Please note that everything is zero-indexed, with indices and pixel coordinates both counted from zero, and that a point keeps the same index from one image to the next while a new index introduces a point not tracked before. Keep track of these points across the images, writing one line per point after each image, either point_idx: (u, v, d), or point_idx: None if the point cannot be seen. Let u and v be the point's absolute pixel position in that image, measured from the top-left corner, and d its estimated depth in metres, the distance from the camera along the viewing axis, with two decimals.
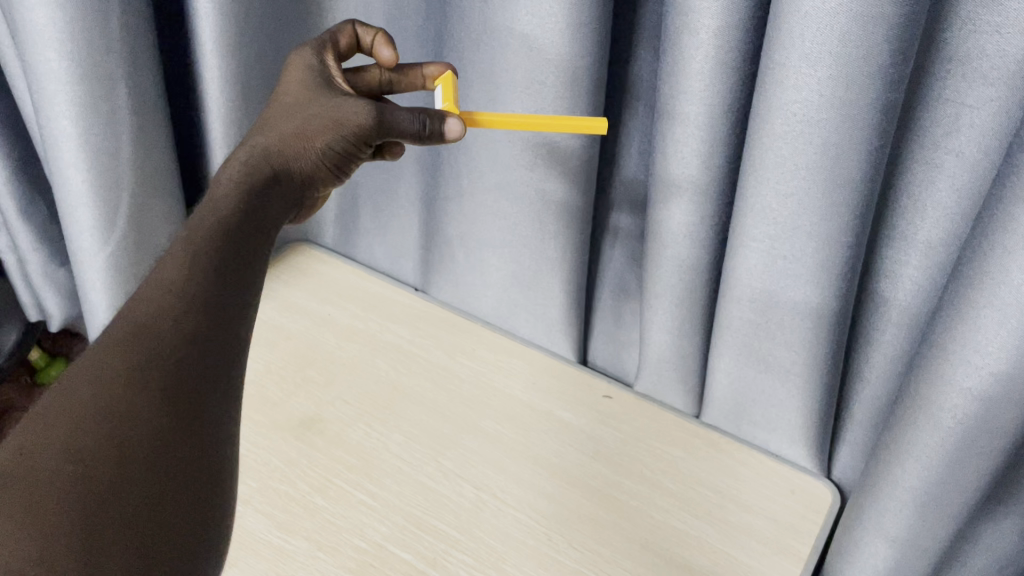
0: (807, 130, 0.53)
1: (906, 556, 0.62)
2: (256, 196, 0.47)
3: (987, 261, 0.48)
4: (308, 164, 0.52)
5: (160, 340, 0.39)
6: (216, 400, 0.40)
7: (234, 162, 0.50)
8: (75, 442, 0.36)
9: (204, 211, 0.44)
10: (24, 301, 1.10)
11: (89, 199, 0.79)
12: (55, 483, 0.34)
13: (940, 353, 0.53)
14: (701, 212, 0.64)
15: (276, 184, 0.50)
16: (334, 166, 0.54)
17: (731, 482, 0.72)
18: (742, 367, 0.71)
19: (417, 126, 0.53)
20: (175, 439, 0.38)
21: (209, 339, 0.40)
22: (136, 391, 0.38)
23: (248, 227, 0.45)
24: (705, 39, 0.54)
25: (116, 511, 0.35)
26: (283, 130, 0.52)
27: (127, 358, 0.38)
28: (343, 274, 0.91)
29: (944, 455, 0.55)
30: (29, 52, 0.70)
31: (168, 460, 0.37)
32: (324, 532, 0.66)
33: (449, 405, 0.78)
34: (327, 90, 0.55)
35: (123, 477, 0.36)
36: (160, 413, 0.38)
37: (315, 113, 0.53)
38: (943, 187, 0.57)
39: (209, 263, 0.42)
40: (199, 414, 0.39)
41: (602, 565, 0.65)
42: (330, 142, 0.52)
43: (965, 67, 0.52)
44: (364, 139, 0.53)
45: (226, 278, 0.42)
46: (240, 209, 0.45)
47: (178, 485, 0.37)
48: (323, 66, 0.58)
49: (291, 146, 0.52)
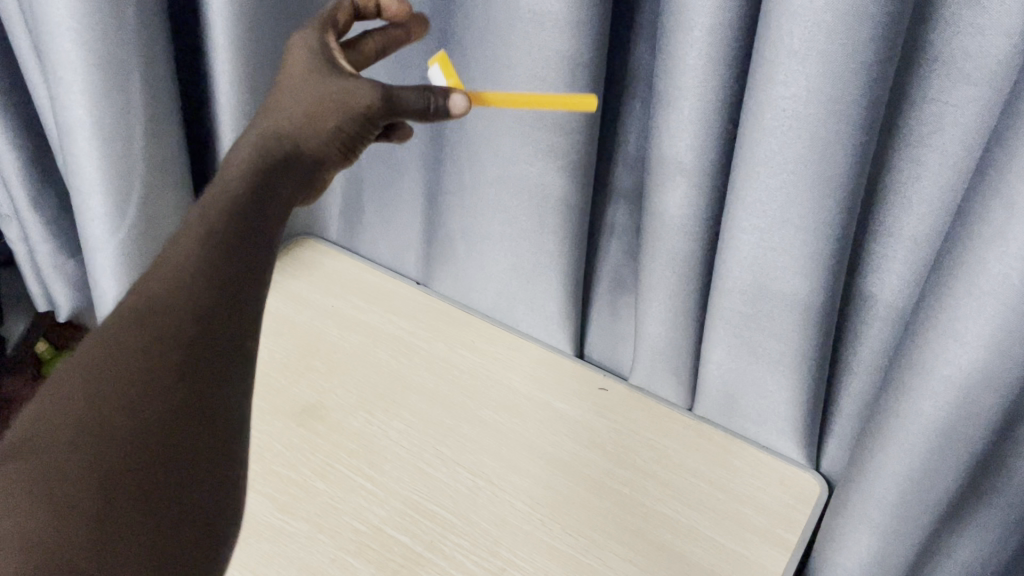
0: (795, 125, 0.55)
1: (890, 544, 0.64)
2: (268, 178, 0.49)
3: (964, 253, 0.50)
4: (316, 146, 0.53)
5: (173, 318, 0.40)
6: (229, 373, 0.41)
7: (246, 146, 0.51)
8: (95, 412, 0.38)
9: (216, 193, 0.46)
10: (33, 290, 1.12)
11: (101, 186, 0.81)
12: (68, 452, 0.36)
13: (921, 343, 0.54)
14: (694, 205, 0.66)
15: (288, 166, 0.51)
16: (346, 147, 0.55)
17: (721, 472, 0.73)
18: (734, 360, 0.72)
19: (423, 105, 0.55)
20: (189, 411, 0.39)
21: (219, 315, 0.41)
22: (150, 362, 0.39)
23: (257, 209, 0.46)
24: (699, 36, 0.56)
25: (132, 478, 0.37)
26: (294, 111, 0.53)
27: (147, 334, 0.40)
28: (345, 267, 0.94)
29: (926, 442, 0.57)
30: (47, 41, 0.73)
31: (183, 428, 0.39)
32: (324, 515, 0.68)
33: (447, 395, 0.79)
34: (330, 67, 0.55)
35: (137, 443, 0.37)
36: (175, 387, 0.39)
37: (324, 92, 0.54)
38: (927, 183, 0.58)
39: (218, 242, 0.43)
40: (216, 387, 0.40)
41: (594, 550, 0.67)
42: (340, 122, 0.54)
43: (951, 68, 0.53)
44: (374, 120, 0.55)
45: (232, 260, 0.43)
46: (250, 192, 0.47)
47: (188, 455, 0.38)
48: (325, 45, 0.57)
49: (302, 127, 0.53)
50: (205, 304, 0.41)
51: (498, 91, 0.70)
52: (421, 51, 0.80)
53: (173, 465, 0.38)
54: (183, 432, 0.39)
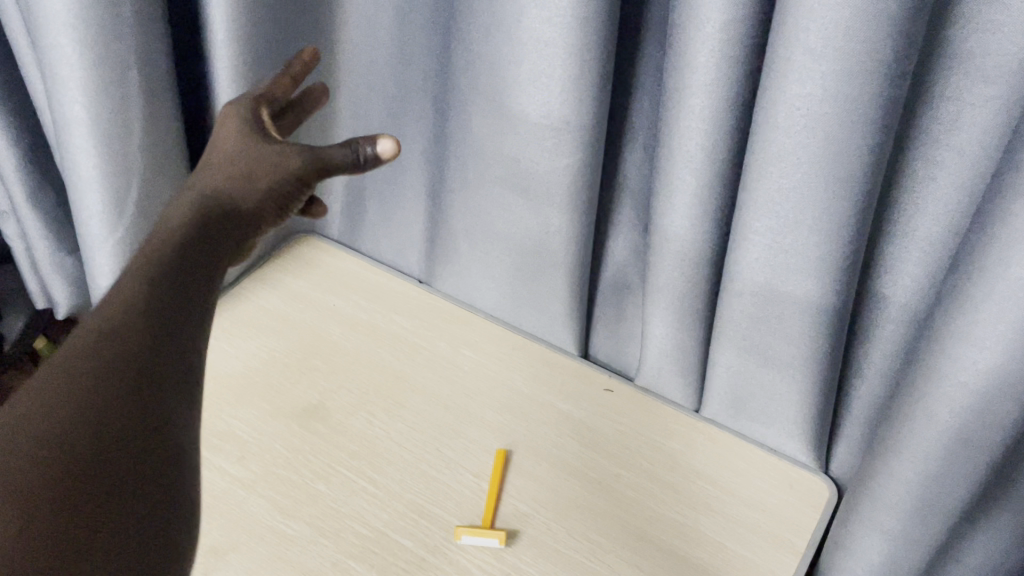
0: (809, 125, 0.53)
1: (901, 550, 0.63)
2: (203, 230, 0.46)
3: (984, 257, 0.49)
4: (250, 204, 0.51)
5: (121, 338, 0.38)
6: (178, 399, 0.38)
7: (180, 205, 0.49)
8: (33, 439, 0.33)
9: (152, 241, 0.44)
10: (32, 287, 1.11)
11: (99, 183, 0.80)
12: (30, 457, 0.33)
13: (937, 348, 0.53)
14: (703, 206, 0.64)
15: (222, 222, 0.49)
16: (279, 208, 0.53)
17: (729, 475, 0.72)
18: (743, 362, 0.71)
19: (351, 156, 0.53)
20: (141, 435, 0.36)
21: (171, 333, 0.39)
22: (107, 369, 0.37)
23: (199, 254, 0.44)
24: (711, 33, 0.55)
25: (76, 511, 0.32)
26: (226, 173, 0.52)
27: (95, 354, 0.37)
28: (347, 265, 0.93)
29: (941, 448, 0.55)
30: (44, 36, 0.71)
31: (133, 454, 0.35)
32: (326, 519, 0.67)
33: (451, 396, 0.78)
34: (260, 134, 0.55)
35: (102, 449, 0.34)
36: (133, 393, 0.36)
37: (255, 156, 0.53)
38: (943, 184, 0.57)
39: (168, 259, 0.42)
40: (164, 416, 0.37)
41: (600, 555, 0.66)
42: (273, 181, 0.52)
43: (969, 66, 0.52)
44: (304, 180, 0.53)
45: (183, 281, 0.42)
46: (189, 240, 0.45)
47: (151, 465, 0.36)
48: (256, 116, 0.56)
49: (231, 188, 0.51)
50: (154, 322, 0.39)
51: (503, 88, 0.69)
52: (425, 47, 0.78)
53: (121, 496, 0.34)
54: (133, 459, 0.35)
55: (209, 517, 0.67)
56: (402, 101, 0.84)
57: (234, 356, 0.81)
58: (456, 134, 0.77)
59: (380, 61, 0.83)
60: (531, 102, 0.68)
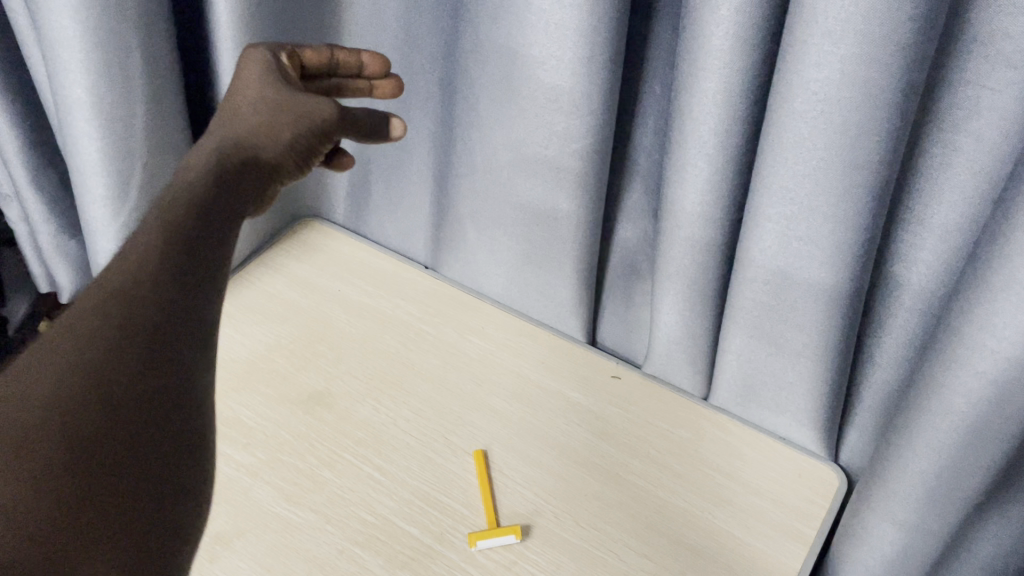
0: (828, 110, 0.52)
1: (913, 541, 0.62)
2: (232, 176, 0.45)
3: (1003, 245, 0.48)
4: (276, 152, 0.50)
5: (131, 311, 0.35)
6: (190, 370, 0.36)
7: (204, 149, 0.46)
8: (53, 422, 0.32)
9: (176, 188, 0.41)
10: (36, 271, 1.11)
11: (103, 167, 0.79)
12: (40, 443, 0.32)
13: (954, 337, 0.52)
14: (716, 192, 0.63)
15: (251, 167, 0.47)
16: (301, 160, 0.52)
17: (737, 462, 0.72)
18: (753, 350, 0.70)
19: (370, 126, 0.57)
20: (148, 421, 0.34)
21: (182, 306, 0.37)
22: (118, 346, 0.35)
23: (220, 201, 0.42)
24: (726, 15, 0.53)
25: (91, 502, 0.32)
26: (247, 121, 0.50)
27: (106, 327, 0.35)
28: (352, 249, 0.92)
29: (957, 439, 0.55)
30: (44, 17, 0.70)
31: (139, 440, 0.34)
32: (332, 506, 0.67)
33: (458, 382, 0.78)
34: (282, 83, 0.54)
35: (111, 438, 0.33)
36: (140, 376, 0.35)
37: (280, 104, 0.52)
38: (961, 170, 0.56)
39: (184, 216, 0.39)
40: (172, 398, 0.35)
41: (607, 544, 0.65)
42: (299, 133, 0.51)
43: (991, 49, 0.50)
44: (327, 135, 0.53)
45: (200, 240, 0.39)
46: (212, 188, 0.42)
47: (156, 454, 0.34)
48: (279, 65, 0.56)
49: (258, 134, 0.49)
50: (166, 287, 0.36)
51: (512, 70, 0.67)
52: (434, 28, 0.77)
53: (129, 487, 0.33)
54: (139, 449, 0.34)
55: (214, 503, 0.66)
56: (409, 83, 0.82)
57: (240, 340, 0.81)
58: (463, 118, 0.76)
59: (386, 43, 0.82)
60: (542, 83, 0.66)
